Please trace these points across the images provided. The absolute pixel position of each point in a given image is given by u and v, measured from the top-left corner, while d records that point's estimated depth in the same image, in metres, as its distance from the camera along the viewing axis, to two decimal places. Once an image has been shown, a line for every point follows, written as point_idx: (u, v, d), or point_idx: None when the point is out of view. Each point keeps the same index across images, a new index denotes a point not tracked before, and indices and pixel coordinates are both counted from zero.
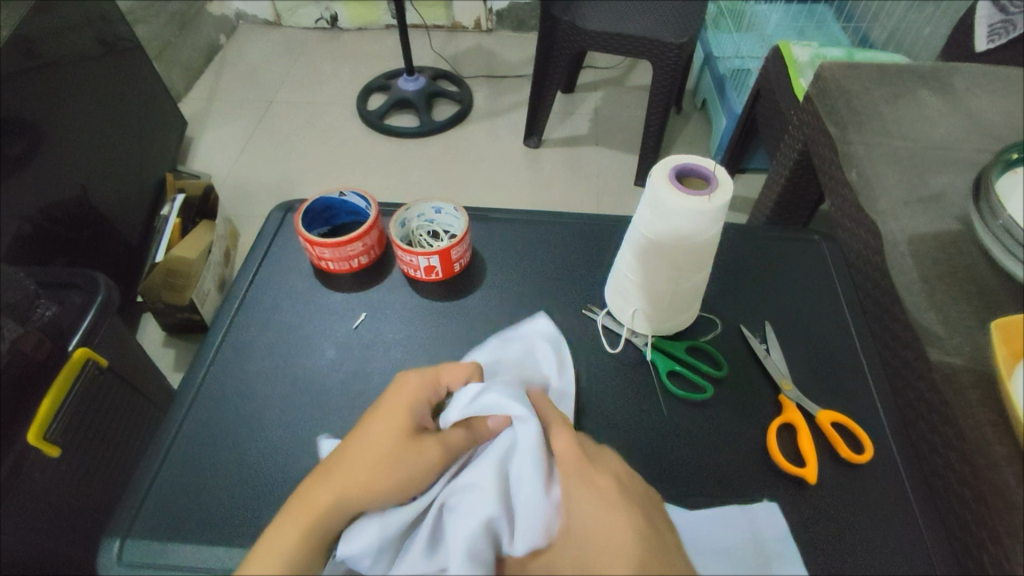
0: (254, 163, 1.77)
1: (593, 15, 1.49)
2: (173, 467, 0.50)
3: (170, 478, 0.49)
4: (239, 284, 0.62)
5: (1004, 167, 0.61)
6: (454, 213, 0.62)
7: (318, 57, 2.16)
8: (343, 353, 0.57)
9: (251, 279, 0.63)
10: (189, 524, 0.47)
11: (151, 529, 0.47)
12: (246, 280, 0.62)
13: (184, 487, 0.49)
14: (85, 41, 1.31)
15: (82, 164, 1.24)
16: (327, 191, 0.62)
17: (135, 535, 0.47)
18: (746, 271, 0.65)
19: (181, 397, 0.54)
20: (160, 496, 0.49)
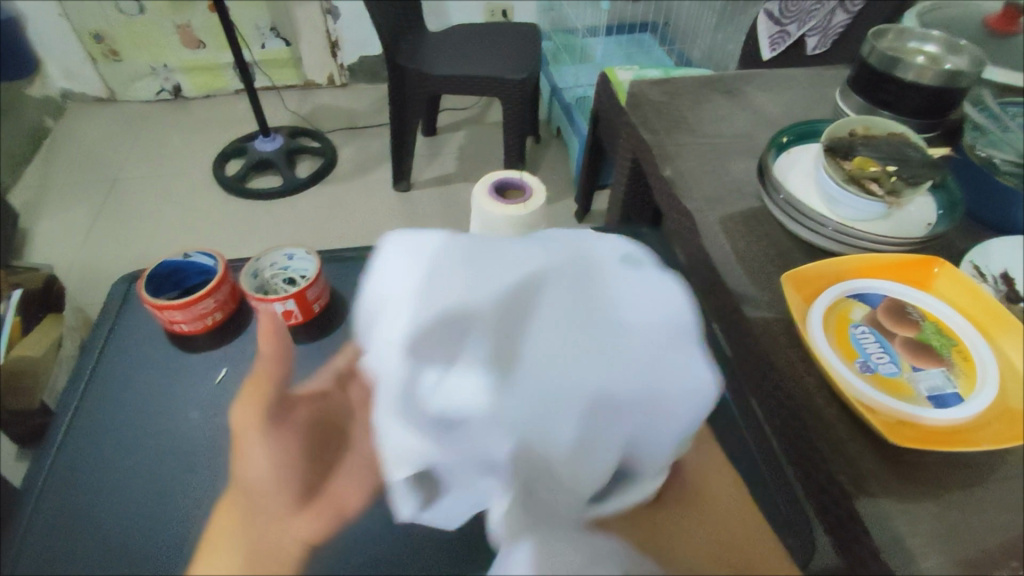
0: (105, 246, 1.65)
1: (438, 61, 1.57)
2: (33, 549, 0.52)
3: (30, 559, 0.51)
4: (87, 356, 0.64)
5: (780, 148, 0.74)
6: (307, 256, 0.63)
7: (164, 130, 2.07)
8: (204, 412, 0.60)
9: (100, 351, 0.65)
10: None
11: None
12: (95, 352, 0.65)
13: (48, 565, 0.51)
14: None
15: None
16: (171, 254, 0.62)
17: None
18: None
19: (33, 481, 0.56)
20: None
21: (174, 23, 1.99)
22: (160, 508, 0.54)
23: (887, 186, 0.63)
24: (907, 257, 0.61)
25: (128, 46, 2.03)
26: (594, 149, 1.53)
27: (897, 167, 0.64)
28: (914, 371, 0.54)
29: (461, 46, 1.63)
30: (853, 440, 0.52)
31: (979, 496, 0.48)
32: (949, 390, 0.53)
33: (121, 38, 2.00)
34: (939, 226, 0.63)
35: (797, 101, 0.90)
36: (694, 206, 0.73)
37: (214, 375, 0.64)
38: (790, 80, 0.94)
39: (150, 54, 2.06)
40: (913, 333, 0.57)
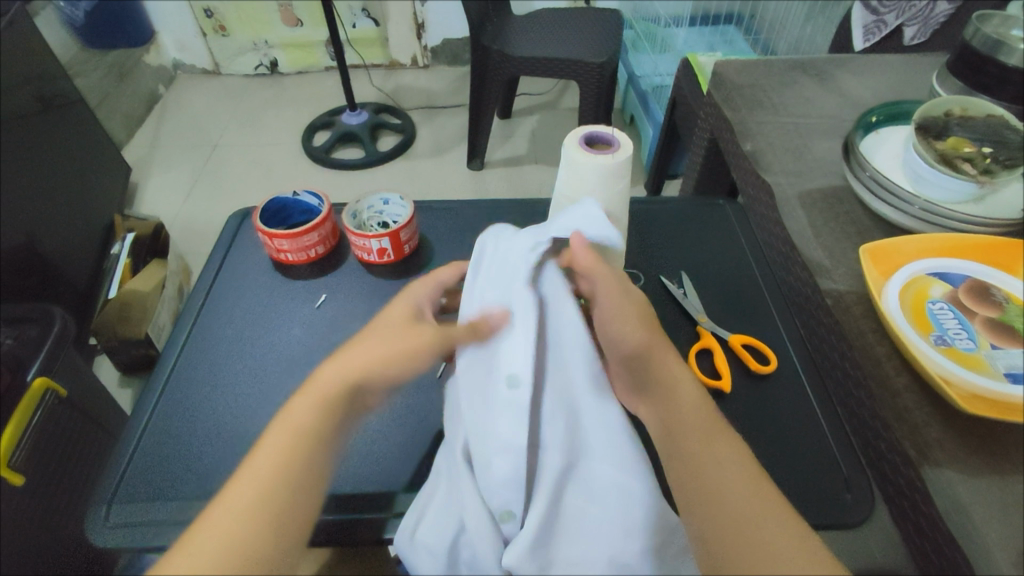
0: (202, 203, 1.80)
1: (518, 42, 1.61)
2: (149, 441, 0.53)
3: (145, 454, 0.52)
4: (204, 274, 0.67)
5: (867, 128, 0.73)
6: (401, 202, 0.68)
7: (260, 101, 2.21)
8: (308, 330, 0.61)
9: (216, 272, 0.68)
10: (171, 489, 0.50)
11: (131, 500, 0.50)
12: (211, 272, 0.67)
13: (162, 457, 0.52)
14: (25, 98, 1.33)
15: (26, 214, 1.27)
16: (280, 192, 0.68)
17: (117, 507, 0.49)
18: (661, 236, 0.74)
19: (152, 383, 0.58)
20: (136, 471, 0.51)
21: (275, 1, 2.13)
22: (267, 415, 0.55)
23: (980, 167, 0.62)
24: (994, 239, 0.61)
25: (234, 22, 2.18)
26: (669, 135, 1.53)
27: (994, 149, 0.62)
28: (993, 349, 0.53)
29: (544, 29, 1.66)
30: (922, 409, 0.52)
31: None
32: None
33: (227, 14, 2.16)
34: None
35: (889, 87, 0.88)
36: (773, 181, 0.74)
37: (315, 300, 0.65)
38: (884, 66, 0.92)
39: (252, 30, 2.20)
40: (995, 314, 0.56)
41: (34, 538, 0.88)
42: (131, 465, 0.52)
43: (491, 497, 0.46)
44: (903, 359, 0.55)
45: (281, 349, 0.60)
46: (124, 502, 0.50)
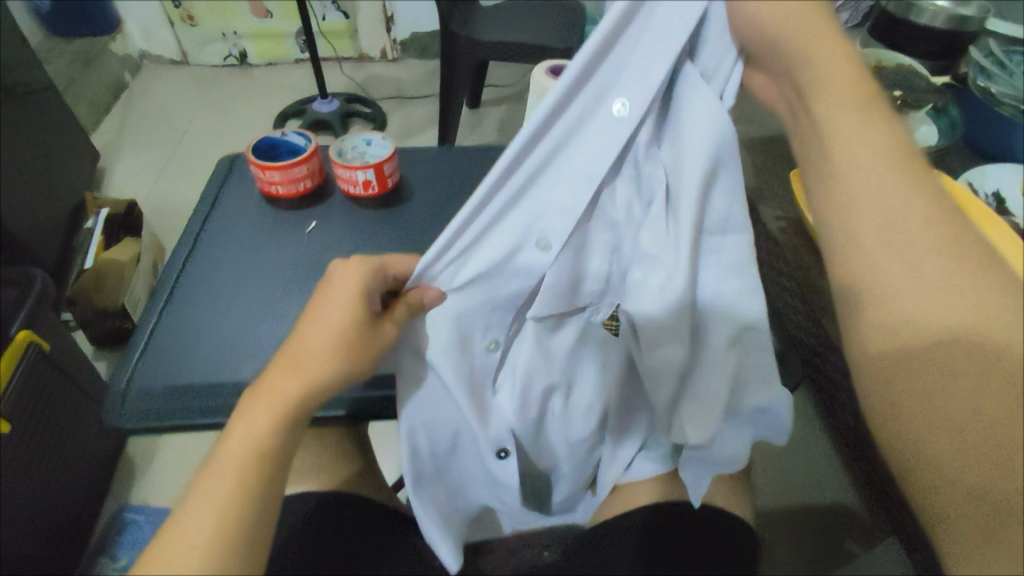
0: (172, 187, 1.81)
1: (487, 30, 1.69)
2: (161, 344, 0.59)
3: (160, 351, 0.58)
4: (201, 202, 0.72)
5: None
6: (383, 142, 0.74)
7: (229, 91, 2.23)
8: (301, 249, 0.68)
9: (212, 200, 0.73)
10: (188, 381, 0.56)
11: (149, 388, 0.56)
12: (207, 200, 0.73)
13: (175, 352, 0.58)
14: None
15: None
16: (271, 133, 0.74)
17: (137, 394, 0.55)
18: None
19: (157, 297, 0.63)
20: (150, 365, 0.57)
21: None
22: (271, 320, 0.61)
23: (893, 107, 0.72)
24: None
25: (203, 12, 2.20)
26: None
27: (903, 93, 0.73)
28: None
29: (511, 18, 1.74)
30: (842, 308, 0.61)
31: None
32: None
33: (195, 4, 2.17)
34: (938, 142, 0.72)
35: None
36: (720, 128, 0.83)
37: (306, 227, 0.71)
38: None
39: (221, 20, 2.22)
40: None
41: (18, 487, 0.91)
42: (145, 360, 0.57)
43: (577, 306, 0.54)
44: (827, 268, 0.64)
45: (280, 265, 0.66)
46: (143, 394, 0.55)
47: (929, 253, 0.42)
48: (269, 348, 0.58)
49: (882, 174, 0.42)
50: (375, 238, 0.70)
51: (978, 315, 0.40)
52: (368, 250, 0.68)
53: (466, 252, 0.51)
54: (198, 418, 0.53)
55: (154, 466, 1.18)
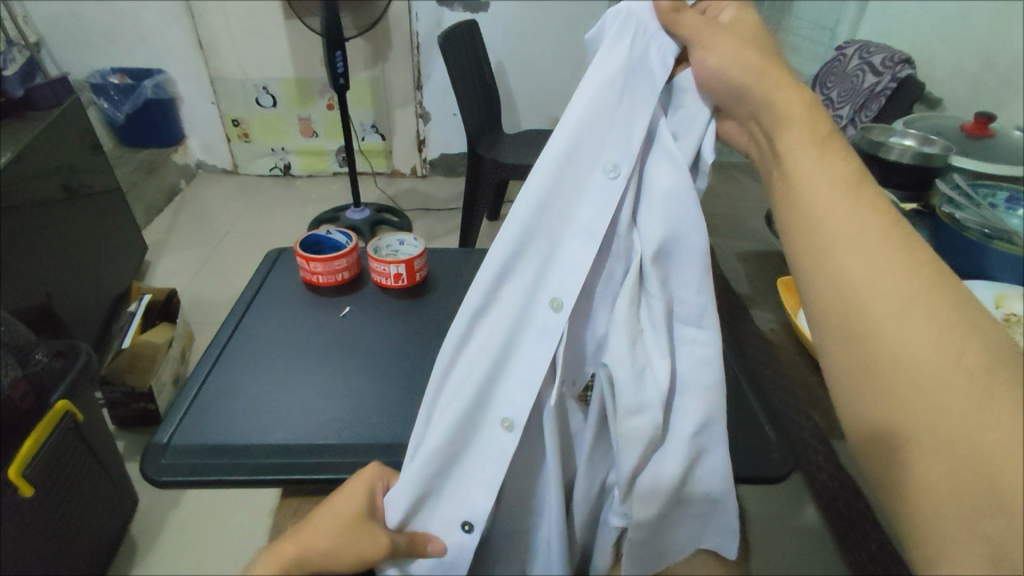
0: (208, 282, 1.94)
1: (509, 154, 1.88)
2: (202, 406, 0.65)
3: (201, 411, 0.64)
4: (251, 284, 0.82)
5: None
6: (414, 241, 0.84)
7: (272, 199, 2.45)
8: (335, 329, 0.75)
9: (260, 283, 0.82)
10: (223, 441, 0.61)
11: (188, 444, 0.61)
12: (256, 283, 0.82)
13: (214, 413, 0.64)
14: (51, 186, 1.47)
15: (47, 280, 1.38)
16: (317, 230, 0.85)
17: (176, 449, 0.60)
18: None
19: (203, 363, 0.70)
20: (191, 423, 0.63)
21: (297, 116, 2.43)
22: (303, 390, 0.67)
23: None
24: None
25: (258, 131, 2.47)
26: None
27: None
28: None
29: (531, 145, 1.94)
30: None
31: None
32: None
33: (253, 124, 2.46)
34: None
35: None
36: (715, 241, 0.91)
37: (341, 310, 0.79)
38: None
39: (273, 138, 2.49)
40: None
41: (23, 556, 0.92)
42: (186, 418, 0.63)
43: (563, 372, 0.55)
44: None
45: (315, 341, 0.73)
46: (182, 450, 0.60)
47: (923, 314, 0.42)
48: (302, 414, 0.64)
49: (843, 205, 0.45)
50: (401, 324, 0.77)
51: (978, 400, 0.40)
52: (394, 335, 0.75)
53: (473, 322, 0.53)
54: (230, 474, 0.58)
55: (154, 553, 1.17)
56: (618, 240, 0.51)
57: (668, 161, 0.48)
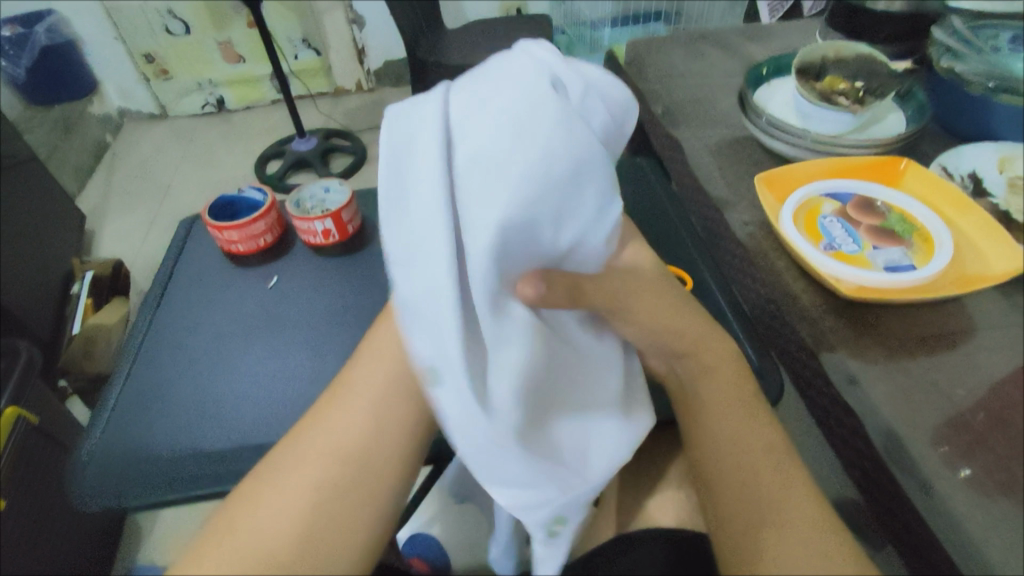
0: (161, 242, 1.82)
1: (455, 54, 1.69)
2: (119, 414, 0.57)
3: (119, 418, 0.57)
4: (165, 259, 0.72)
5: (760, 80, 0.80)
6: (339, 189, 0.73)
7: (210, 139, 2.25)
8: (265, 304, 0.67)
9: (175, 256, 0.73)
10: (145, 451, 0.54)
11: (106, 460, 0.54)
12: (171, 257, 0.73)
13: (134, 420, 0.57)
14: None
15: None
16: (227, 190, 0.73)
17: (93, 465, 0.53)
18: None
19: (122, 360, 0.62)
20: (111, 433, 0.56)
21: (216, 41, 2.18)
22: (235, 380, 0.60)
23: (856, 99, 0.70)
24: (876, 159, 0.68)
25: (177, 64, 2.22)
26: None
27: (864, 82, 0.70)
28: (875, 250, 0.59)
29: (479, 41, 1.74)
30: (826, 309, 0.58)
31: (960, 341, 0.54)
32: (904, 262, 0.58)
33: (168, 57, 2.20)
34: (909, 129, 0.70)
35: (783, 49, 0.96)
36: (681, 135, 0.80)
37: (269, 281, 0.70)
38: (777, 30, 1.01)
39: (195, 70, 2.24)
40: (878, 221, 0.62)
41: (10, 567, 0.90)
42: (104, 429, 0.56)
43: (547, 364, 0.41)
44: (803, 270, 0.61)
45: (243, 321, 0.65)
46: (99, 466, 0.53)
47: None
48: (230, 409, 0.57)
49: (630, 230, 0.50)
50: (338, 286, 0.68)
51: None
52: (329, 302, 0.67)
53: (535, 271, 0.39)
54: (148, 493, 0.51)
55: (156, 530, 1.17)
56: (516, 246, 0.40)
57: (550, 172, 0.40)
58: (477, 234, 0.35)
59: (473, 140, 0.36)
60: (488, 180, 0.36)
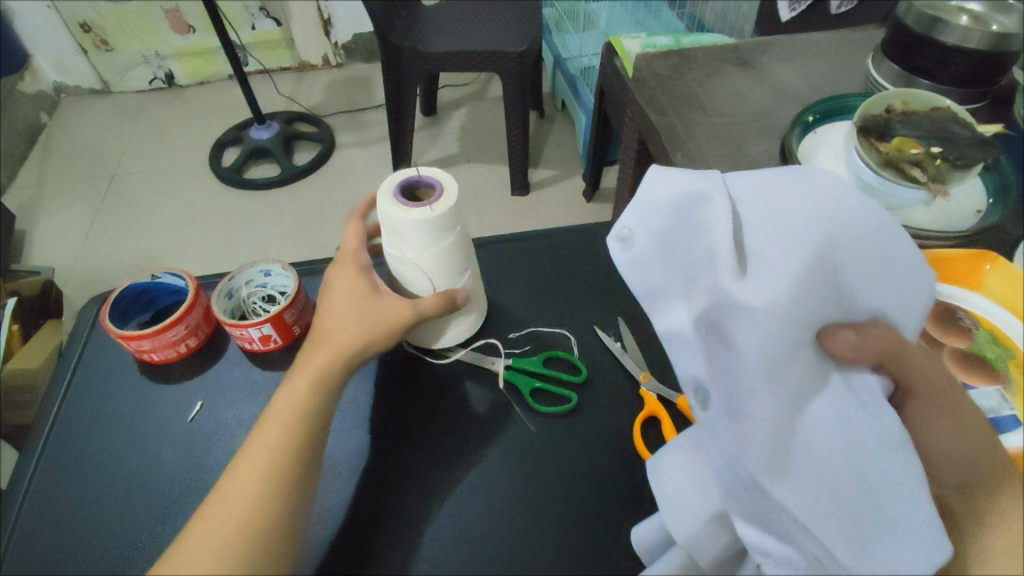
0: (104, 245, 1.63)
1: (433, 37, 1.49)
2: None
3: None
4: (62, 369, 0.62)
5: (805, 128, 0.67)
6: (284, 272, 0.61)
7: (159, 119, 2.02)
8: (182, 451, 0.56)
9: (75, 363, 0.63)
10: None
11: None
12: (70, 365, 0.63)
13: None
14: None
15: None
16: (137, 277, 0.60)
17: None
18: (583, 281, 0.70)
19: (11, 505, 0.54)
20: None
21: (161, 9, 1.93)
22: (134, 567, 0.50)
23: (930, 172, 0.56)
24: (957, 254, 0.55)
25: (117, 34, 1.97)
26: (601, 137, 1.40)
27: (942, 147, 0.56)
28: (964, 390, 0.49)
29: (460, 21, 1.54)
30: None
31: None
32: (1004, 413, 0.48)
33: (107, 26, 1.94)
34: (991, 215, 0.57)
35: (821, 74, 0.81)
36: None
37: (191, 408, 0.59)
38: (814, 46, 0.85)
39: (140, 42, 1.99)
40: (965, 344, 0.52)
41: None
42: None
43: (751, 401, 0.37)
44: None
45: (153, 450, 0.56)
46: None
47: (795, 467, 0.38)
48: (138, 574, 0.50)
49: None
50: None
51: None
52: None
53: (763, 305, 0.36)
54: None
55: None
56: (750, 279, 0.37)
57: (771, 222, 0.38)
58: (783, 281, 0.36)
59: (760, 219, 0.38)
60: (783, 245, 0.37)
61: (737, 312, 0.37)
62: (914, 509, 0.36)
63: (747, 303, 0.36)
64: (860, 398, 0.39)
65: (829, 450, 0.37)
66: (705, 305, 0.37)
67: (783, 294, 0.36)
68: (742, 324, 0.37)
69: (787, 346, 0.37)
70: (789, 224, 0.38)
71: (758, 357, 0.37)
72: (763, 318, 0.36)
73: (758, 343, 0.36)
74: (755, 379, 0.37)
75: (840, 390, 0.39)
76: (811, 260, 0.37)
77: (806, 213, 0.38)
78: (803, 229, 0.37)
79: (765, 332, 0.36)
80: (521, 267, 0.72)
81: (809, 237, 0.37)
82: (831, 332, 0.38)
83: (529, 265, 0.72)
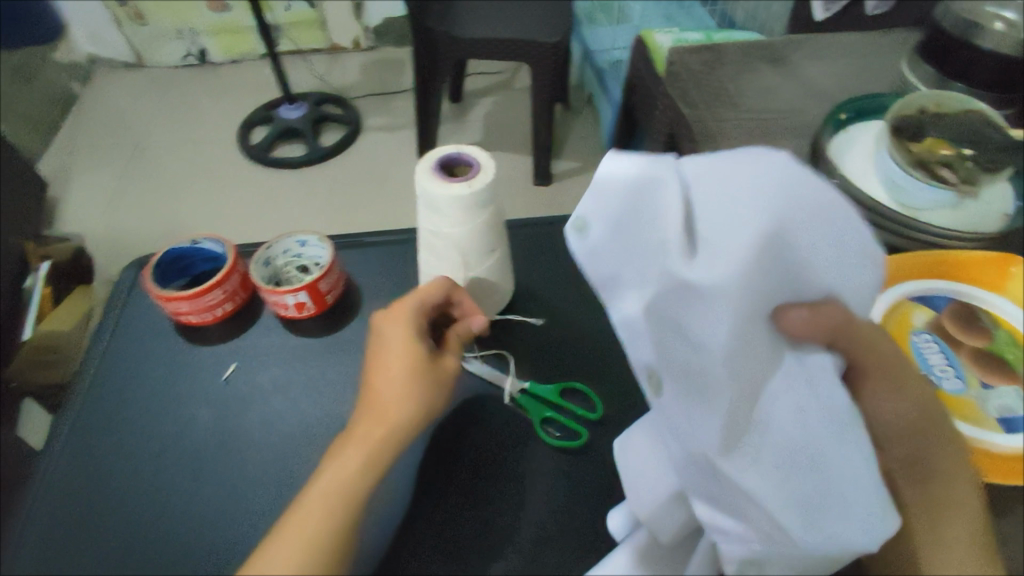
0: (133, 216, 1.66)
1: (467, 24, 1.49)
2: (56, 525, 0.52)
3: (55, 526, 0.52)
4: (102, 328, 0.65)
5: (837, 125, 0.67)
6: (319, 244, 0.63)
7: (191, 94, 2.05)
8: (216, 412, 0.59)
9: (115, 323, 0.65)
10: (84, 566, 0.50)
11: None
12: (110, 324, 0.65)
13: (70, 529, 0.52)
14: None
15: None
16: (178, 242, 0.63)
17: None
18: None
19: (54, 454, 0.56)
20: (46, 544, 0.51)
21: None
22: (172, 515, 0.53)
23: (961, 173, 0.56)
24: (984, 258, 0.56)
25: (153, 9, 1.99)
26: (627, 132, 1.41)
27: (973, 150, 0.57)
28: (983, 389, 0.50)
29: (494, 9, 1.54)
30: None
31: None
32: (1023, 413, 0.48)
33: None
34: (1019, 219, 0.57)
35: (852, 75, 0.81)
36: None
37: (225, 370, 0.62)
38: (848, 45, 0.85)
39: (174, 17, 2.02)
40: (985, 344, 0.53)
41: None
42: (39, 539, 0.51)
43: (705, 388, 0.36)
44: None
45: (189, 407, 0.59)
46: None
47: None
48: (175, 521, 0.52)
49: None
50: (315, 384, 0.60)
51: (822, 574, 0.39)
52: None
53: (706, 291, 0.35)
54: None
55: None
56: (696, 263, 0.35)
57: (720, 202, 0.35)
58: (729, 262, 0.34)
59: (706, 198, 0.35)
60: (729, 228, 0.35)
61: (686, 299, 0.36)
62: (869, 495, 0.35)
63: (691, 290, 0.35)
64: (811, 375, 0.37)
65: (784, 432, 0.36)
66: (658, 296, 0.37)
67: (729, 280, 0.34)
68: (689, 311, 0.36)
69: (738, 332, 0.35)
70: (737, 204, 0.35)
71: (708, 343, 0.36)
72: (709, 305, 0.35)
73: (706, 330, 0.35)
74: (705, 365, 0.36)
75: (793, 370, 0.37)
76: (760, 241, 0.34)
77: (757, 193, 0.35)
78: (749, 209, 0.35)
79: (711, 322, 0.35)
80: (546, 252, 0.73)
81: (757, 218, 0.34)
82: (784, 311, 0.36)
83: (554, 250, 0.74)
